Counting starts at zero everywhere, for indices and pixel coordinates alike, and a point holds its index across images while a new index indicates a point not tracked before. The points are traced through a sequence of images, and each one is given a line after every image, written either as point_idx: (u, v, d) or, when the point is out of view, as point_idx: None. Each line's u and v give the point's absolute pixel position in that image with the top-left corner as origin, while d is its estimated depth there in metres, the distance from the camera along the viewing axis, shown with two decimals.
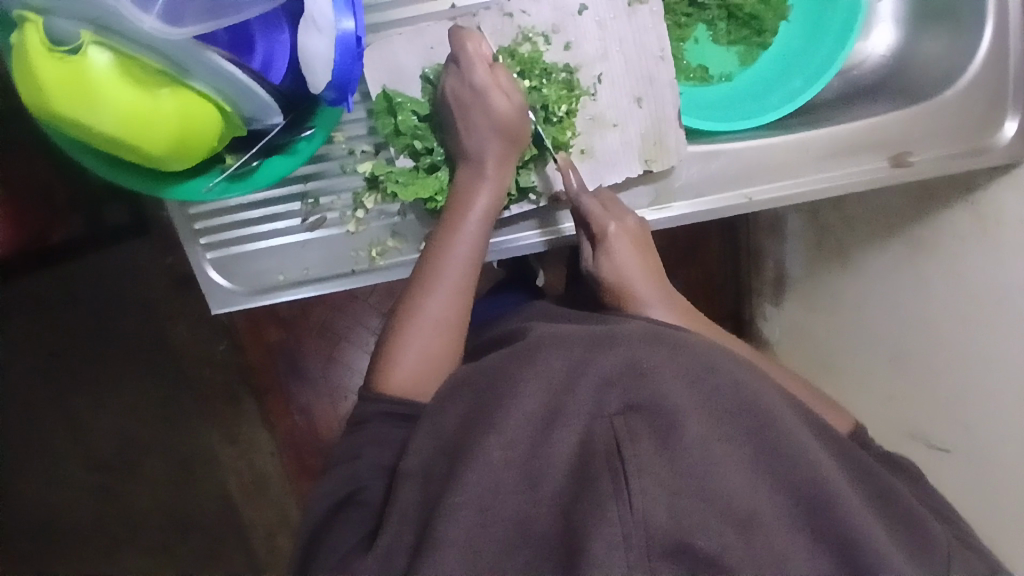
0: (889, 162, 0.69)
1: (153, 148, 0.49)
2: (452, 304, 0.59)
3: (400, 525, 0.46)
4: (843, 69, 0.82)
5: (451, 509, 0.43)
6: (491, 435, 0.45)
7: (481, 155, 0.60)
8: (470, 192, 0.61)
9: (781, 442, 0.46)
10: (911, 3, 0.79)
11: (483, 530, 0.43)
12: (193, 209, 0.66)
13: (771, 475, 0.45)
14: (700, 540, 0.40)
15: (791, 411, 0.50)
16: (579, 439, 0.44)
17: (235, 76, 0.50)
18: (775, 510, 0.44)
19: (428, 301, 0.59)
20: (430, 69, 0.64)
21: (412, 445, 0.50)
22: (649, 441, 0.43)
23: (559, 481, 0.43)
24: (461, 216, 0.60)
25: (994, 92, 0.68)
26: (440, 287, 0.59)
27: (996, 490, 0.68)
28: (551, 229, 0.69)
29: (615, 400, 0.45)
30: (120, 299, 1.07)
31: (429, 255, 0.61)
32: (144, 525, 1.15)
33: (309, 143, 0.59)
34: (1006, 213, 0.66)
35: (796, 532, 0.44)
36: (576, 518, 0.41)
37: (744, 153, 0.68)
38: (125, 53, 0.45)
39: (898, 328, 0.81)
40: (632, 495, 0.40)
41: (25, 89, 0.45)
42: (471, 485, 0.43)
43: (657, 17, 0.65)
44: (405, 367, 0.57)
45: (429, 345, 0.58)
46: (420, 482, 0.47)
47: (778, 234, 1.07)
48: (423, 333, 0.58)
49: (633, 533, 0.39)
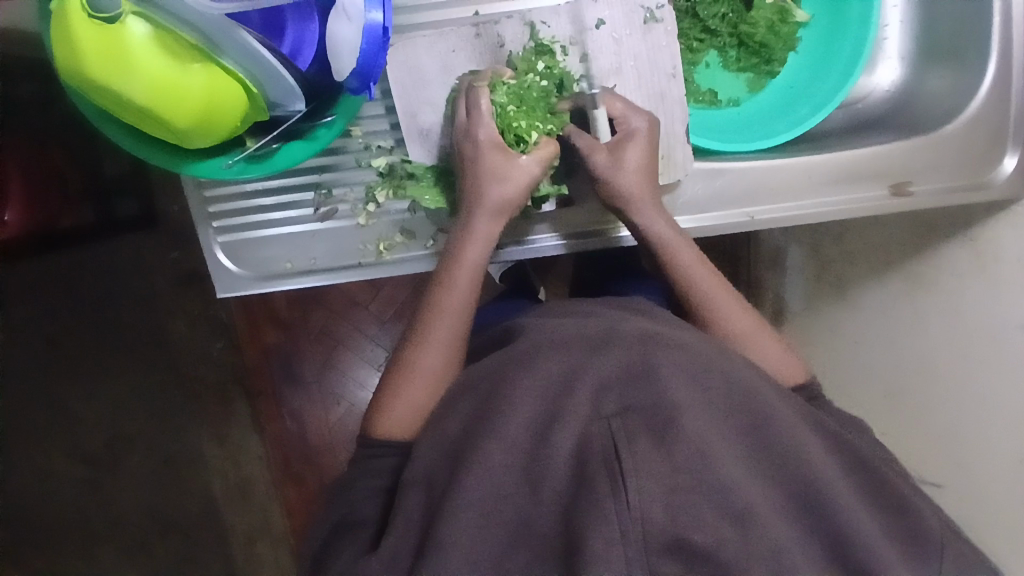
0: (889, 191, 0.71)
1: (177, 121, 0.51)
2: (444, 354, 0.59)
3: (406, 527, 0.47)
4: (848, 104, 0.85)
5: (452, 510, 0.44)
6: (493, 440, 0.45)
7: (479, 202, 0.61)
8: (463, 242, 0.61)
9: (776, 442, 0.46)
10: (917, 42, 0.82)
11: (484, 529, 0.44)
12: (210, 190, 0.67)
13: (772, 476, 0.45)
14: (698, 535, 0.41)
15: (794, 415, 0.51)
16: (576, 441, 0.43)
17: (262, 56, 0.51)
18: (773, 507, 0.44)
19: (422, 355, 0.59)
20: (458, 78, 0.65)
21: (417, 454, 0.50)
22: (645, 439, 0.43)
23: (559, 483, 0.43)
24: (454, 267, 0.61)
25: (993, 128, 0.70)
26: (434, 340, 0.59)
27: (991, 525, 0.68)
28: (575, 233, 0.71)
29: (612, 401, 0.45)
30: (123, 291, 1.08)
31: (426, 302, 0.61)
32: (125, 522, 1.14)
33: (329, 130, 0.60)
34: (1005, 248, 0.67)
35: (794, 531, 0.44)
36: (575, 518, 0.42)
37: (746, 174, 0.70)
38: (162, 26, 0.47)
39: (891, 362, 0.82)
40: (630, 493, 0.40)
41: (60, 49, 0.47)
42: (472, 485, 0.44)
43: (672, 36, 0.66)
44: (398, 418, 0.57)
45: (420, 397, 0.57)
46: (424, 490, 0.48)
47: (779, 267, 1.08)
48: (416, 384, 0.58)
49: (632, 530, 0.40)
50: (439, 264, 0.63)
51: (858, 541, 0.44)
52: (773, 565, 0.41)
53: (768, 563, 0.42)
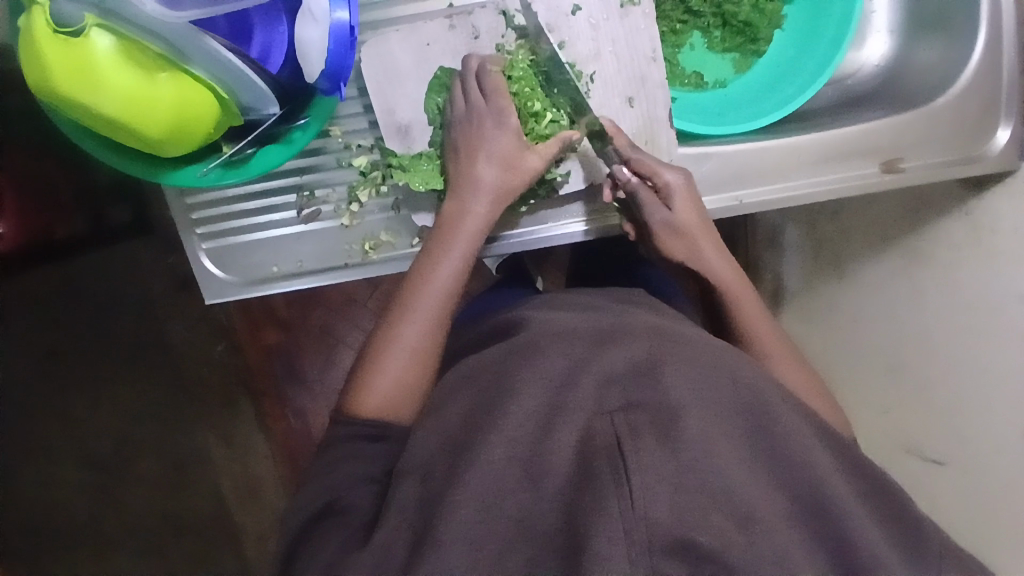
0: (880, 168, 0.70)
1: (148, 130, 0.50)
2: (427, 333, 0.58)
3: (400, 519, 0.45)
4: (839, 80, 0.83)
5: (451, 503, 0.42)
6: (493, 432, 0.44)
7: (477, 183, 0.61)
8: (456, 223, 0.61)
9: (779, 437, 0.46)
10: (905, 13, 0.80)
11: (484, 526, 0.42)
12: (191, 198, 0.67)
13: (771, 471, 0.44)
14: (702, 536, 0.39)
15: (795, 405, 0.50)
16: (579, 436, 0.43)
17: (231, 63, 0.51)
18: (774, 502, 0.43)
19: (405, 328, 0.58)
20: (442, 71, 0.65)
21: (414, 442, 0.49)
22: (651, 436, 0.42)
23: (563, 477, 0.42)
24: (443, 250, 0.61)
25: (985, 99, 0.69)
26: (417, 314, 0.58)
27: (999, 503, 0.67)
28: (561, 216, 0.70)
29: (616, 398, 0.44)
30: (122, 298, 1.08)
31: (411, 279, 0.60)
32: (139, 526, 1.15)
33: (304, 134, 0.60)
34: (1000, 220, 0.67)
35: (791, 523, 0.43)
36: (578, 518, 0.40)
37: (734, 156, 0.69)
38: (127, 37, 0.47)
39: (890, 340, 0.81)
40: (634, 490, 0.39)
41: (29, 68, 0.47)
42: (473, 481, 0.43)
43: (649, 18, 0.66)
44: (378, 392, 0.56)
45: (402, 373, 0.57)
46: (420, 479, 0.46)
47: (776, 247, 1.07)
48: (400, 358, 0.57)
49: (635, 529, 0.39)
50: (425, 246, 0.62)
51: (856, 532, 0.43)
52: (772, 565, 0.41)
53: (774, 566, 0.41)
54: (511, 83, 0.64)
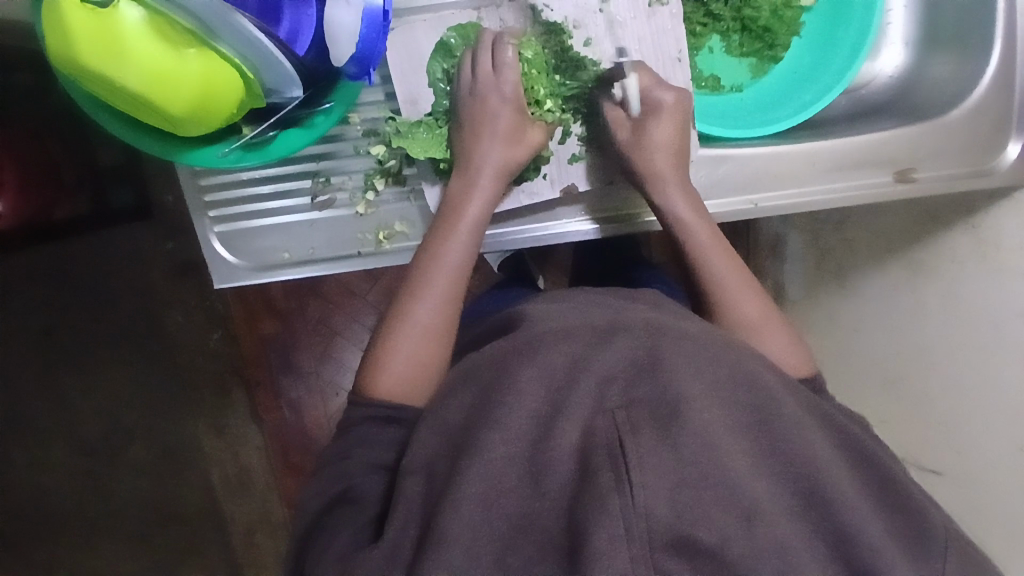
0: (894, 178, 0.70)
1: (172, 109, 0.50)
2: (440, 313, 0.58)
3: (406, 520, 0.45)
4: (853, 90, 0.84)
5: (454, 502, 0.41)
6: (496, 427, 0.43)
7: (480, 165, 0.61)
8: (463, 202, 0.61)
9: (784, 441, 0.45)
10: (922, 26, 0.81)
11: (487, 525, 0.41)
12: (204, 180, 0.66)
13: (786, 474, 0.43)
14: (702, 533, 0.38)
15: (809, 409, 0.50)
16: (579, 436, 0.42)
17: (260, 43, 0.50)
18: (789, 505, 0.42)
19: (417, 309, 0.58)
20: (450, 34, 0.64)
21: (415, 443, 0.49)
22: (650, 431, 0.41)
23: (562, 479, 0.41)
24: (448, 234, 0.60)
25: (998, 115, 0.69)
26: (430, 294, 0.58)
27: (996, 513, 0.67)
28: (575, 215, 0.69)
29: (616, 394, 0.44)
30: (119, 281, 1.06)
31: (417, 263, 0.60)
32: (127, 513, 1.13)
33: (326, 118, 0.60)
34: (1006, 237, 0.66)
35: (803, 527, 0.42)
36: (577, 513, 0.39)
37: (752, 161, 0.70)
38: (158, 11, 0.46)
39: (894, 350, 0.81)
40: (634, 488, 0.38)
41: (53, 35, 0.46)
42: (472, 481, 0.42)
43: (677, 19, 0.66)
44: (393, 375, 0.56)
45: (420, 351, 0.56)
46: (422, 477, 0.46)
47: (779, 256, 1.07)
48: (411, 340, 0.57)
49: (634, 525, 0.38)
50: (431, 229, 0.61)
51: (871, 535, 0.43)
52: (778, 563, 0.39)
53: (780, 565, 0.39)
54: (522, 62, 0.63)
